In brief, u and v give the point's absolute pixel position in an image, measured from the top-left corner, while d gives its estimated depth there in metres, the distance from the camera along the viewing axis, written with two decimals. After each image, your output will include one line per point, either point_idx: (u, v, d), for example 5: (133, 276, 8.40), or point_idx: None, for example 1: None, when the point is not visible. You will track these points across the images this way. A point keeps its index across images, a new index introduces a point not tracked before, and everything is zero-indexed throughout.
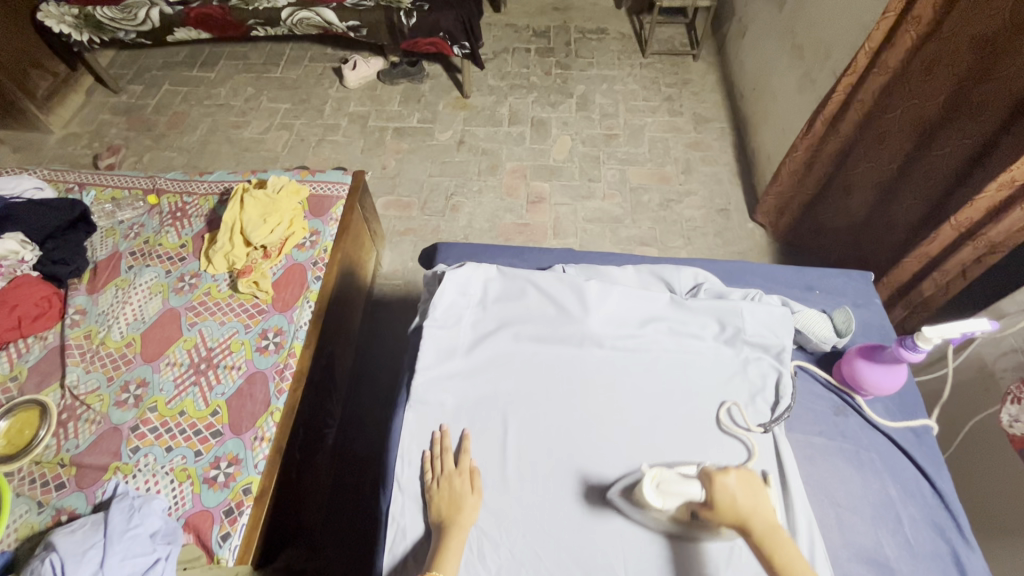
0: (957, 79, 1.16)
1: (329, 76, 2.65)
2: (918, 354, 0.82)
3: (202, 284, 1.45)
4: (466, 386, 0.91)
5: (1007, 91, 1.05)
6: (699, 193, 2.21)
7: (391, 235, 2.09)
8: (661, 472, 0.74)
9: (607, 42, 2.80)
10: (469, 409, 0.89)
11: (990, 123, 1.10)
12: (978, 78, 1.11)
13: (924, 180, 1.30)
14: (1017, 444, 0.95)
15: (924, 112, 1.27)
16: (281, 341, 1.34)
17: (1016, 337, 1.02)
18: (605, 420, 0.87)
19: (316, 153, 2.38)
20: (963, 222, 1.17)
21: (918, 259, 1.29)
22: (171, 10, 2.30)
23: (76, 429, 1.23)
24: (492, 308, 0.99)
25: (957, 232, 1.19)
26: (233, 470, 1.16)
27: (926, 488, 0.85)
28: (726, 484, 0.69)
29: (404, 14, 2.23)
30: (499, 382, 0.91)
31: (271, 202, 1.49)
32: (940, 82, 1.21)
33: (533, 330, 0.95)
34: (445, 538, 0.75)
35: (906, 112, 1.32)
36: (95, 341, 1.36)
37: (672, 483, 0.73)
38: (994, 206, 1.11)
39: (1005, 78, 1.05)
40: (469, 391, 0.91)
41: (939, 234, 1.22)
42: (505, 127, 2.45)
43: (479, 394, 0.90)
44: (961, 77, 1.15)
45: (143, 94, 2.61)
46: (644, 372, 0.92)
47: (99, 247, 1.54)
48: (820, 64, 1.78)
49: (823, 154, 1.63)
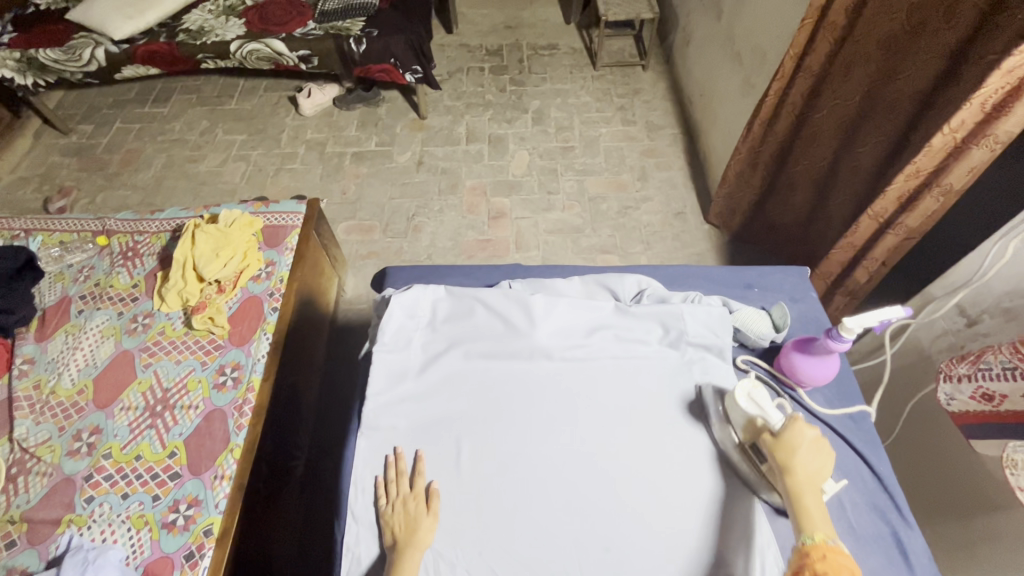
0: (869, 78, 1.23)
1: (285, 105, 2.65)
2: (844, 343, 0.86)
3: (156, 324, 1.43)
4: (422, 406, 0.92)
5: (914, 88, 1.11)
6: (656, 199, 2.26)
7: (354, 259, 2.09)
8: (761, 388, 0.85)
9: (559, 57, 2.86)
10: (423, 431, 0.89)
11: (902, 119, 1.16)
12: (888, 78, 1.17)
13: (852, 174, 1.36)
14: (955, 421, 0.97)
15: (846, 112, 1.33)
16: (239, 376, 1.32)
17: (946, 319, 1.07)
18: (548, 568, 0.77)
19: (274, 183, 2.37)
20: (880, 212, 1.22)
21: (846, 249, 1.34)
22: (117, 48, 2.27)
23: (26, 483, 1.19)
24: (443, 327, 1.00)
25: (876, 222, 1.24)
26: (193, 512, 1.14)
27: (867, 473, 0.88)
28: (804, 428, 0.76)
29: (354, 41, 2.25)
30: (454, 400, 0.92)
31: (222, 237, 1.48)
32: (856, 82, 1.27)
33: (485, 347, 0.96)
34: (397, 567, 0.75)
35: (832, 111, 1.38)
36: (44, 391, 1.32)
37: (762, 398, 0.83)
38: (905, 196, 1.16)
39: (911, 77, 1.11)
40: (422, 411, 0.91)
41: (860, 225, 1.27)
42: (463, 146, 2.48)
43: (432, 414, 0.91)
44: (873, 77, 1.22)
45: (94, 134, 2.57)
46: (585, 488, 0.83)
47: (47, 293, 1.50)
48: (757, 69, 1.85)
49: (764, 155, 1.70)
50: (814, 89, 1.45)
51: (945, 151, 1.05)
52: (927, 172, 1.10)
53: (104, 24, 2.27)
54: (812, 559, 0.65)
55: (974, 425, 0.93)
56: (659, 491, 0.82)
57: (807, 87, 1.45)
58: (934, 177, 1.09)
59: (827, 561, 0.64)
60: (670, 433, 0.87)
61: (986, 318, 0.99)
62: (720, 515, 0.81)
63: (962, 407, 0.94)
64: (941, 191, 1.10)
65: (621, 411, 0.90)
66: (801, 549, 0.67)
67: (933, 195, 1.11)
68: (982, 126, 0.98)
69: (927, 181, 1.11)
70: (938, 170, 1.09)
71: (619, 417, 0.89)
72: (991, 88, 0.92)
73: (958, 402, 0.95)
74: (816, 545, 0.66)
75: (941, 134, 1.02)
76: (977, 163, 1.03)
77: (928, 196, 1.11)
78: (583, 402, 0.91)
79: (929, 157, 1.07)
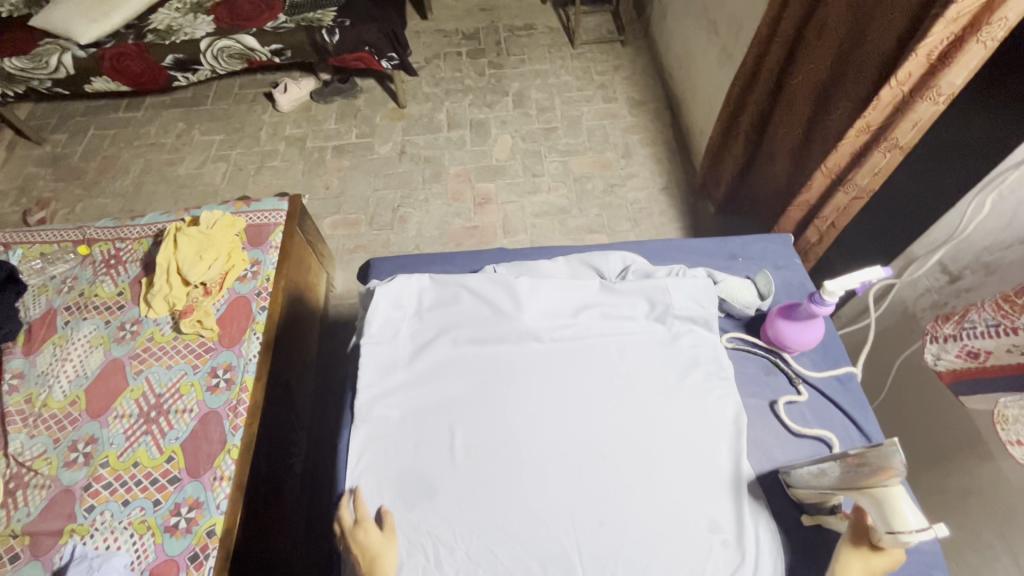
0: (838, 41, 1.22)
1: (261, 102, 2.61)
2: (827, 307, 0.86)
3: (144, 330, 1.42)
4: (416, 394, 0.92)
5: (879, 50, 1.10)
6: (641, 174, 2.26)
7: (341, 254, 2.08)
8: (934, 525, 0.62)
9: (536, 37, 2.82)
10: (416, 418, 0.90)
11: (867, 81, 1.15)
12: (857, 40, 1.17)
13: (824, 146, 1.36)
14: (944, 378, 0.97)
15: (818, 76, 1.32)
16: (231, 377, 1.32)
17: (928, 278, 1.08)
18: (545, 546, 0.78)
19: (256, 182, 2.34)
20: (833, 167, 1.20)
21: (800, 208, 1.34)
22: (84, 53, 2.22)
23: (25, 497, 1.19)
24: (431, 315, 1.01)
25: (829, 177, 1.23)
26: (195, 514, 1.14)
27: (855, 433, 0.90)
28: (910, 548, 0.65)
29: (326, 32, 2.21)
30: (445, 385, 0.92)
31: (204, 239, 1.47)
32: (827, 46, 1.26)
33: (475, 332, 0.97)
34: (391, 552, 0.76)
35: (806, 77, 1.37)
36: (36, 405, 1.32)
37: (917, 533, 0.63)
38: (855, 152, 1.16)
39: (876, 38, 1.10)
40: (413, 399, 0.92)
41: (814, 181, 1.26)
42: (444, 133, 2.45)
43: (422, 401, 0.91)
44: (842, 40, 1.21)
45: (68, 142, 2.52)
46: (577, 467, 0.84)
47: (32, 306, 1.49)
48: (734, 38, 1.84)
49: (744, 125, 1.69)
50: (789, 55, 1.44)
51: (892, 105, 1.04)
52: (877, 126, 1.09)
53: (68, 28, 2.22)
54: None
55: (961, 382, 0.95)
56: (652, 465, 0.83)
57: (784, 54, 1.44)
58: (884, 132, 1.08)
59: None
60: (659, 407, 0.88)
61: (968, 274, 1.00)
62: (712, 486, 0.82)
63: (949, 365, 0.95)
64: (890, 145, 1.09)
65: (614, 387, 0.90)
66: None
67: (882, 150, 1.10)
68: (928, 77, 0.97)
69: (877, 136, 1.10)
70: (886, 125, 1.07)
71: (611, 393, 0.90)
72: (937, 37, 0.91)
73: (945, 361, 0.95)
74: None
75: (889, 87, 1.01)
76: (923, 116, 1.02)
77: (876, 151, 1.10)
78: (573, 381, 0.91)
79: (878, 109, 1.06)
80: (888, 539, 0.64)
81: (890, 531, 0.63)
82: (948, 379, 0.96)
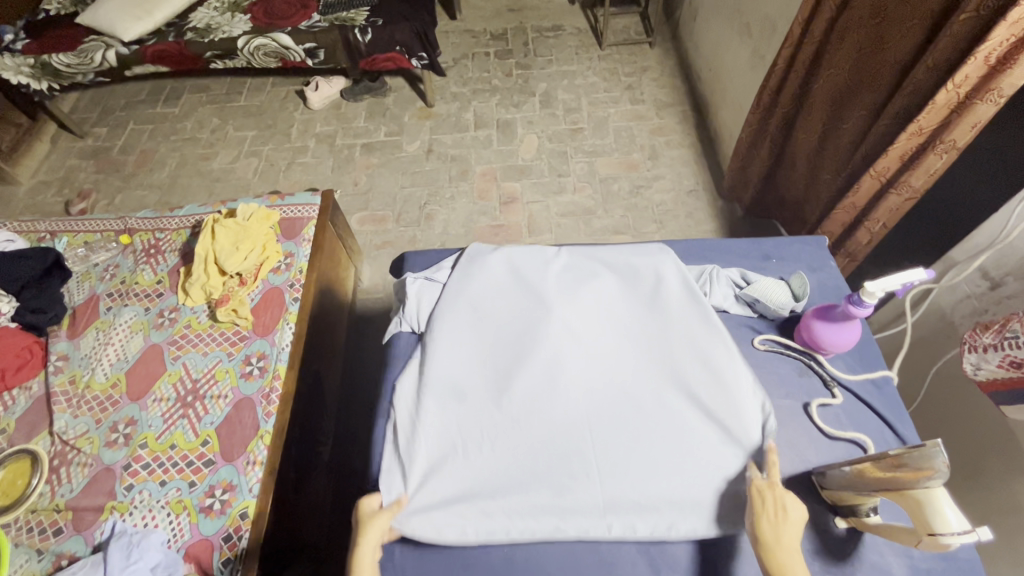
0: (860, 47, 1.23)
1: (294, 99, 2.67)
2: (866, 309, 0.85)
3: (182, 318, 1.46)
4: (459, 427, 0.95)
5: (896, 58, 1.13)
6: (667, 176, 2.25)
7: (369, 249, 2.11)
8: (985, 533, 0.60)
9: (564, 39, 2.83)
10: (470, 501, 0.90)
11: (882, 90, 1.20)
12: (877, 46, 1.18)
13: (836, 150, 1.41)
14: (984, 389, 0.95)
15: (839, 81, 1.33)
16: (264, 365, 1.36)
17: (968, 283, 1.06)
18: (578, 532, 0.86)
19: (287, 177, 2.39)
20: (883, 170, 1.18)
21: (848, 210, 1.31)
22: (127, 50, 2.30)
23: (69, 474, 1.24)
24: (431, 353, 1.03)
25: (878, 180, 1.21)
26: (229, 496, 1.18)
27: (890, 436, 0.89)
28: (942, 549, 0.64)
29: (359, 31, 2.25)
30: (489, 422, 0.95)
31: (241, 230, 1.51)
32: (849, 50, 1.27)
33: (489, 326, 1.05)
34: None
35: (826, 82, 1.39)
36: (80, 386, 1.37)
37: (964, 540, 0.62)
38: (908, 153, 1.13)
39: (895, 45, 1.12)
40: (460, 464, 0.93)
41: (862, 183, 1.24)
42: (471, 133, 2.48)
43: (467, 439, 0.94)
44: (863, 47, 1.22)
45: (108, 136, 2.61)
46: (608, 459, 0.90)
47: (76, 292, 1.55)
48: (767, 39, 1.82)
49: (772, 127, 1.68)
50: (818, 57, 1.43)
51: (949, 108, 1.01)
52: (930, 129, 1.06)
53: (113, 26, 2.29)
54: None
55: (1002, 393, 0.92)
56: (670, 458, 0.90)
57: (812, 55, 1.43)
58: (939, 134, 1.05)
59: None
60: (706, 476, 0.88)
61: (1009, 280, 0.98)
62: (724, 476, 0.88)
63: (991, 375, 0.92)
64: (946, 147, 1.06)
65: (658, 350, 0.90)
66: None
67: (937, 152, 1.07)
68: (987, 80, 0.95)
69: (932, 138, 1.07)
70: (942, 126, 1.05)
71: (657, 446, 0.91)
72: (996, 39, 0.89)
73: (986, 371, 0.93)
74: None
75: (945, 90, 0.98)
76: (982, 117, 0.99)
77: (931, 153, 1.07)
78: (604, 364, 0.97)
79: (933, 113, 1.03)
80: (927, 541, 0.63)
81: (930, 533, 0.62)
82: (988, 389, 0.94)
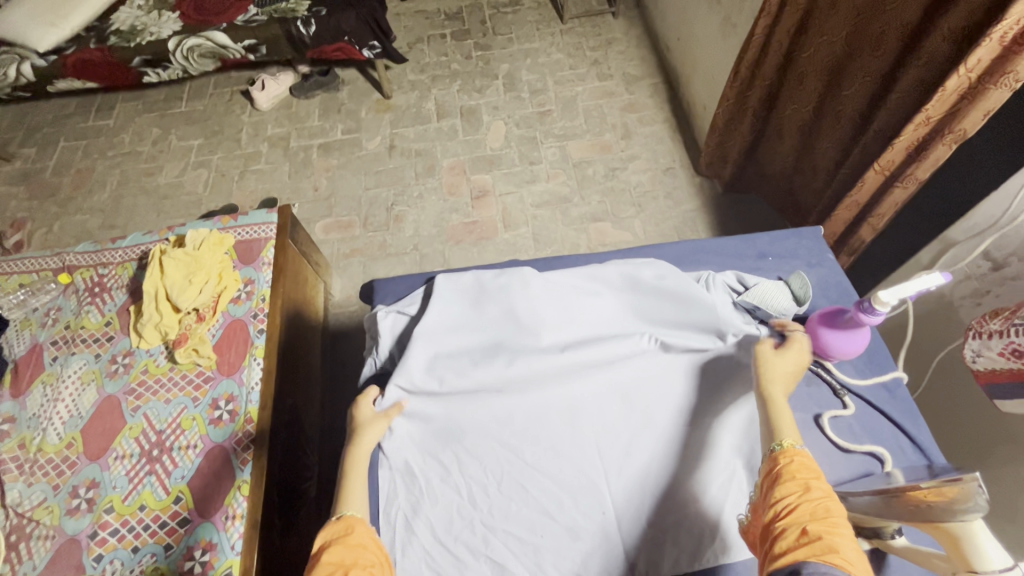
0: (856, 12, 1.15)
1: (240, 101, 2.48)
2: (877, 316, 0.88)
3: (138, 362, 1.35)
4: (467, 471, 0.96)
5: (901, 20, 1.05)
6: (643, 156, 2.16)
7: (337, 259, 1.99)
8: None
9: (523, 14, 2.68)
10: (485, 549, 0.90)
11: (887, 56, 1.12)
12: (877, 9, 1.11)
13: (836, 123, 1.34)
14: (981, 378, 0.92)
15: (833, 49, 1.26)
16: (234, 408, 1.25)
17: (970, 264, 1.04)
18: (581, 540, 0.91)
19: (241, 188, 2.23)
20: (886, 164, 1.13)
21: (849, 209, 1.27)
22: (44, 61, 2.09)
23: (29, 550, 1.13)
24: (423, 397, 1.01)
25: (882, 174, 1.15)
26: (209, 557, 1.09)
27: (906, 443, 0.93)
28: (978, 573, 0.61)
29: (302, 23, 2.08)
30: (495, 462, 0.96)
31: (192, 259, 1.39)
32: (842, 16, 1.19)
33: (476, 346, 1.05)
34: (349, 488, 0.83)
35: (819, 49, 1.30)
36: (31, 450, 1.25)
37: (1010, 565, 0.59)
38: (915, 145, 1.07)
39: (898, 7, 1.05)
40: (470, 511, 0.93)
41: (866, 179, 1.18)
42: (434, 123, 2.34)
43: (473, 482, 0.95)
44: (860, 12, 1.15)
45: (38, 156, 2.39)
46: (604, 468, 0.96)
47: (15, 342, 1.40)
48: (737, 7, 1.73)
49: (752, 101, 1.59)
50: (804, 22, 1.35)
51: (958, 94, 0.95)
52: (937, 118, 1.00)
53: (25, 35, 2.07)
54: (779, 462, 0.70)
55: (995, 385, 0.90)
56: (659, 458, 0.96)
57: (796, 22, 1.35)
58: (947, 123, 0.99)
59: (794, 461, 0.70)
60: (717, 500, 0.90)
61: (1013, 261, 0.96)
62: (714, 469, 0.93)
63: (989, 364, 0.90)
64: (954, 137, 1.00)
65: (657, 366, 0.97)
66: (773, 455, 0.72)
67: (946, 143, 1.01)
68: (1000, 62, 0.88)
69: (939, 128, 1.01)
70: (951, 115, 0.98)
71: (661, 473, 0.94)
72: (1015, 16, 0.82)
73: (984, 360, 0.91)
74: (785, 451, 0.71)
75: (956, 74, 0.92)
76: (995, 103, 0.92)
77: (939, 145, 1.02)
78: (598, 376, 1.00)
79: (941, 101, 0.97)
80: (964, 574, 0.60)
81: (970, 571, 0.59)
82: (986, 379, 0.91)
